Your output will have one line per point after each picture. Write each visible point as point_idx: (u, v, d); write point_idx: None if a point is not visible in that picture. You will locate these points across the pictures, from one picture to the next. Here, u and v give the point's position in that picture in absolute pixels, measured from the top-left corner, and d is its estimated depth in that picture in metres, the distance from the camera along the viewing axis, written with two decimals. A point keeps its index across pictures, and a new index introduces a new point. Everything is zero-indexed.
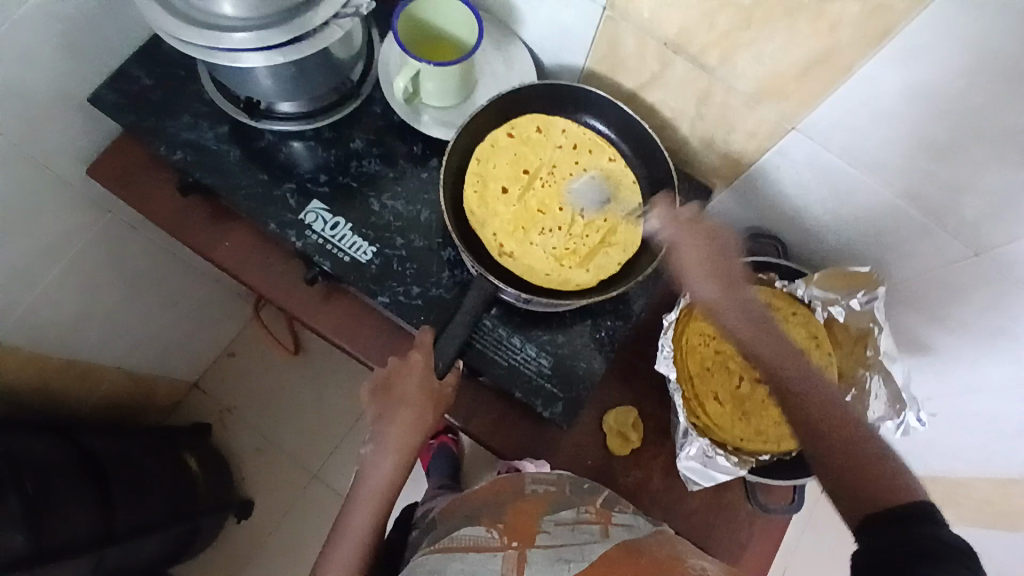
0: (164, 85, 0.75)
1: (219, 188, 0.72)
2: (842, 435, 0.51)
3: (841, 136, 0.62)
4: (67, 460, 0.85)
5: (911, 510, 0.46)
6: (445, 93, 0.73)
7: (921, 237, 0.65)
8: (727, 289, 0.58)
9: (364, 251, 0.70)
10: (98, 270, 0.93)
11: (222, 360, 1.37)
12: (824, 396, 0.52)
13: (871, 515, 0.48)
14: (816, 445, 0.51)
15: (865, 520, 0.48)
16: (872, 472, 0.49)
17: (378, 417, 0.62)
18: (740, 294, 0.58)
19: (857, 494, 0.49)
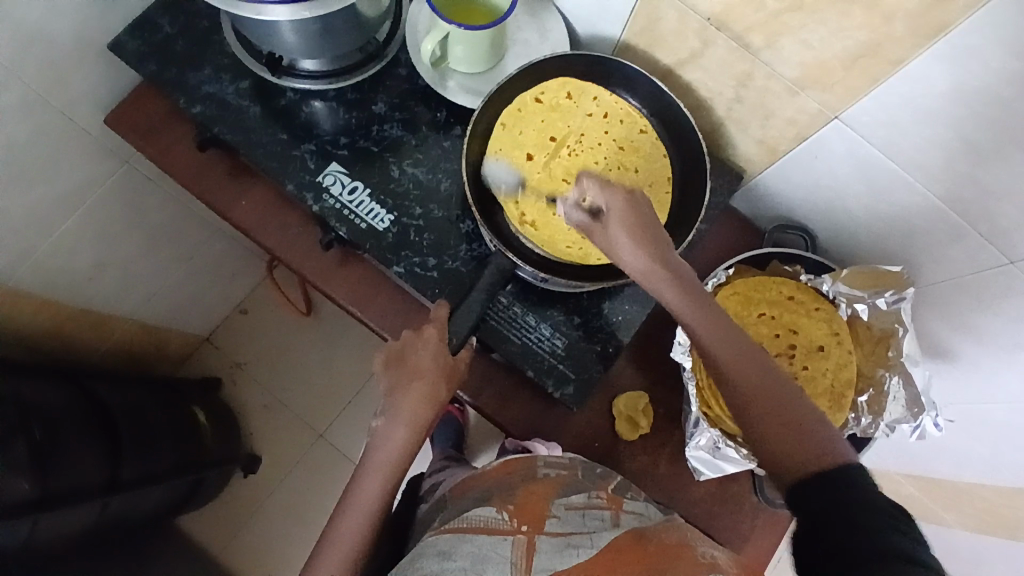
0: (186, 35, 0.73)
1: (236, 145, 0.70)
2: (773, 389, 0.51)
3: (886, 130, 0.59)
4: (75, 407, 0.86)
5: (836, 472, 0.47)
6: (474, 59, 0.71)
7: (957, 242, 0.63)
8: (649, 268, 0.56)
9: (382, 219, 0.69)
10: (113, 221, 0.92)
11: (234, 316, 1.38)
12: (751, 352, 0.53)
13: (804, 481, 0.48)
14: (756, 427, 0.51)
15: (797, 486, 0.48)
16: (797, 429, 0.49)
17: (391, 389, 0.61)
18: (662, 252, 0.57)
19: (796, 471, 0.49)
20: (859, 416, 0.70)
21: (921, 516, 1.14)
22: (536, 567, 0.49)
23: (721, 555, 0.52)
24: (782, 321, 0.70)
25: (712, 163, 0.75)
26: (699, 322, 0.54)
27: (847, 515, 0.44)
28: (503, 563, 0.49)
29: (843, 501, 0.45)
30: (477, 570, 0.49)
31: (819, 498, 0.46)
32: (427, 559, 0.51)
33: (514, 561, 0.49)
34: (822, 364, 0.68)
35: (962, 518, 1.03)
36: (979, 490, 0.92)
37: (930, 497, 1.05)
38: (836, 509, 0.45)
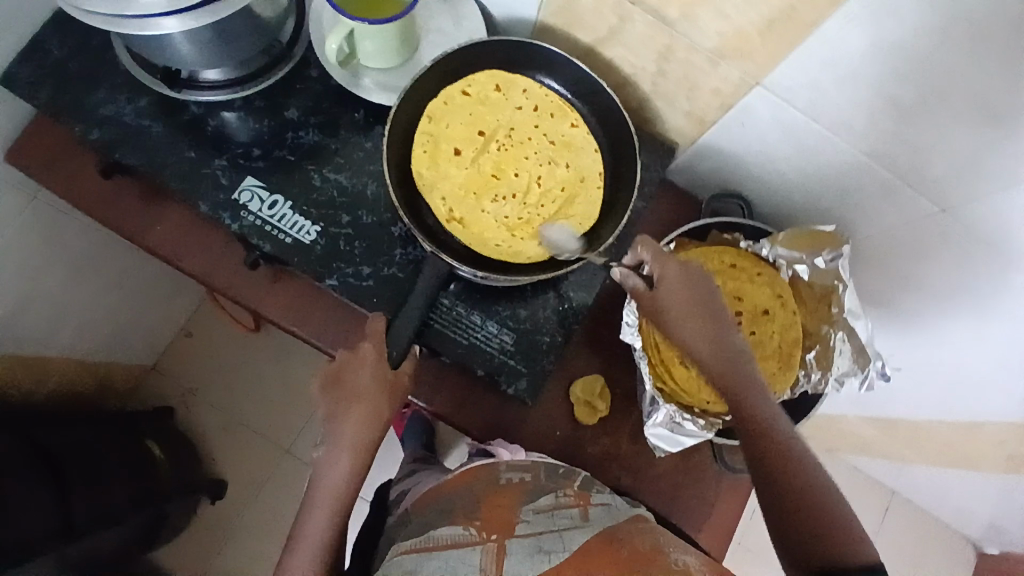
0: (73, 56, 0.68)
1: (144, 169, 0.66)
2: (796, 470, 0.52)
3: (806, 92, 0.59)
4: (21, 455, 0.81)
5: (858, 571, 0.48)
6: (386, 54, 0.68)
7: (886, 195, 0.64)
8: (706, 334, 0.57)
9: (308, 231, 0.66)
10: (30, 258, 0.86)
11: (180, 341, 1.32)
12: (771, 432, 0.53)
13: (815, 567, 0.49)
14: (776, 493, 0.52)
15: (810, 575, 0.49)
16: (815, 514, 0.50)
17: (329, 415, 0.60)
18: (719, 327, 0.57)
19: (807, 556, 0.50)
20: (810, 373, 0.71)
21: (883, 455, 1.17)
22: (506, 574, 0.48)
23: (691, 561, 0.49)
24: (727, 289, 0.70)
25: (643, 139, 0.74)
26: (709, 360, 0.57)
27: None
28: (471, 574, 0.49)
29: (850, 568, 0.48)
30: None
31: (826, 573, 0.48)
32: None
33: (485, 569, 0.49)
34: (768, 327, 0.69)
35: (918, 452, 1.07)
36: (931, 425, 0.95)
37: (888, 436, 1.08)
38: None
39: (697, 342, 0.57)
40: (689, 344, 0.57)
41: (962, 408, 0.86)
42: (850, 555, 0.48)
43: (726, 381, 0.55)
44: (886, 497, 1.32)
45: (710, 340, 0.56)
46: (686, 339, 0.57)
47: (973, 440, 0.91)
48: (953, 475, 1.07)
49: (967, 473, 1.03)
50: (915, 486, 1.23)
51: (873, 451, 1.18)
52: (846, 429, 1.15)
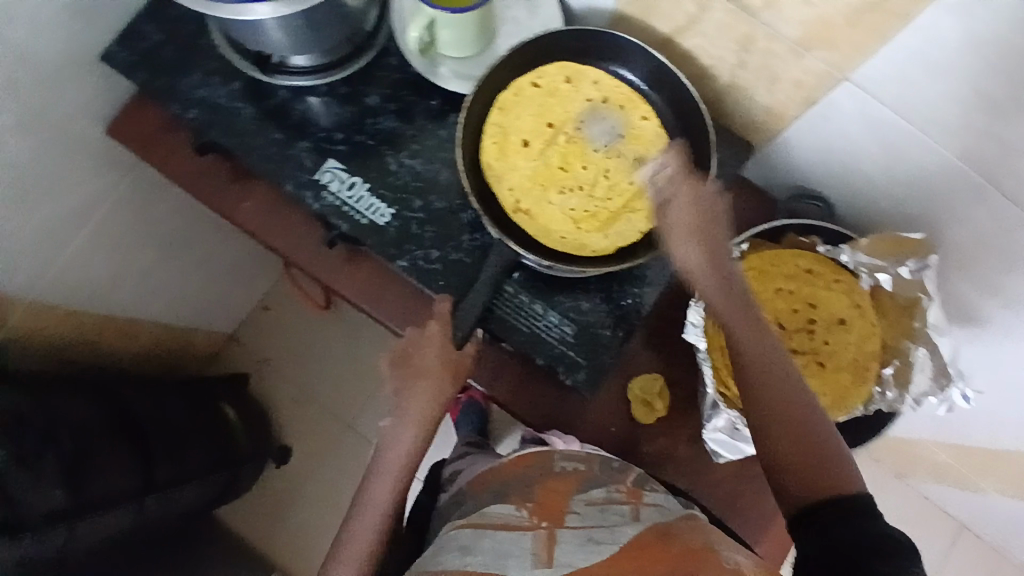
0: (174, 40, 0.73)
1: (233, 148, 0.70)
2: (795, 399, 0.51)
3: (899, 88, 0.55)
4: (102, 413, 0.89)
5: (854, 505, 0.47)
6: (463, 43, 0.69)
7: (977, 201, 0.60)
8: (709, 257, 0.56)
9: (383, 213, 0.68)
10: (128, 229, 0.94)
11: (256, 313, 1.40)
12: (776, 362, 0.52)
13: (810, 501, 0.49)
14: (773, 418, 0.51)
15: (799, 510, 0.49)
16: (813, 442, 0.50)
17: (398, 390, 0.62)
18: (717, 255, 0.56)
19: (801, 487, 0.49)
20: (885, 390, 0.66)
21: (960, 483, 1.09)
22: (557, 561, 0.48)
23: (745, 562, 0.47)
24: (800, 295, 0.67)
25: (718, 134, 0.72)
26: (710, 288, 0.55)
27: (867, 544, 0.45)
28: (524, 557, 0.49)
29: (857, 524, 0.46)
30: (498, 566, 0.48)
31: (820, 513, 0.48)
32: (448, 553, 0.52)
33: (536, 555, 0.48)
34: (844, 338, 0.67)
35: (1002, 483, 0.99)
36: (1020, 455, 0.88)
37: (970, 464, 1.00)
38: (847, 537, 0.46)
39: (712, 292, 0.55)
40: (691, 265, 0.56)
41: None
42: (852, 525, 0.46)
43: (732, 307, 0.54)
44: (954, 530, 1.23)
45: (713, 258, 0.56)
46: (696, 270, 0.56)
47: None
48: None
49: None
50: (996, 520, 1.13)
51: (949, 478, 1.10)
52: (922, 453, 1.08)
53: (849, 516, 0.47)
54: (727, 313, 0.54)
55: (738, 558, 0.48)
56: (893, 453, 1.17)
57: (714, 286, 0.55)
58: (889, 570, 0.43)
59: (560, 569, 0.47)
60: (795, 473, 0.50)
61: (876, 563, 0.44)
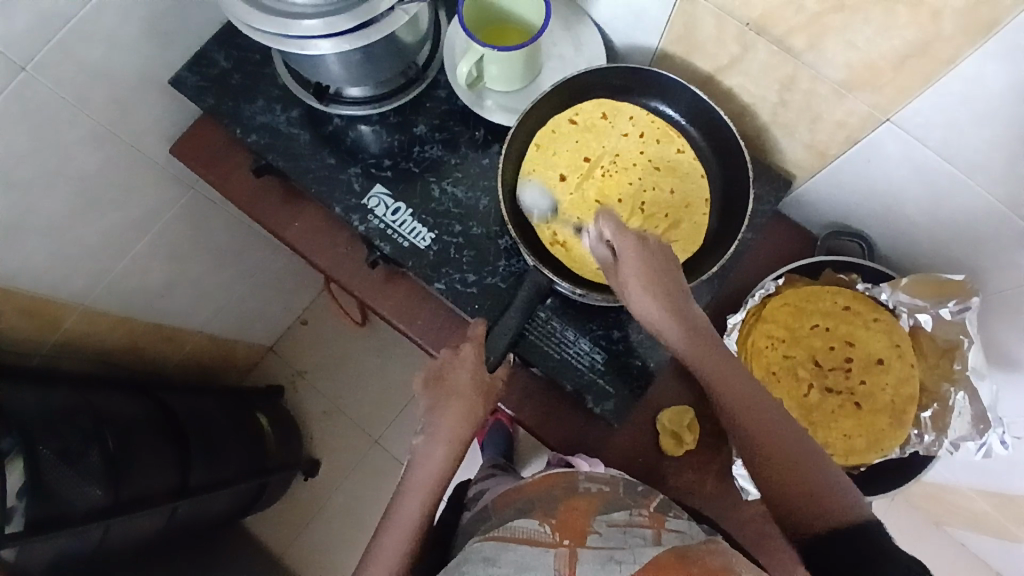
0: (240, 68, 0.78)
1: (286, 170, 0.74)
2: (777, 439, 0.52)
3: (944, 131, 0.55)
4: (148, 416, 0.93)
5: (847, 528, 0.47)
6: (510, 77, 0.71)
7: (1022, 246, 0.59)
8: (674, 309, 0.58)
9: (423, 237, 0.71)
10: (183, 242, 0.99)
11: (295, 328, 1.45)
12: (758, 412, 0.54)
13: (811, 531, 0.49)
14: (745, 454, 0.54)
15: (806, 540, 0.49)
16: (799, 473, 0.51)
17: (431, 407, 0.62)
18: (677, 303, 0.59)
19: (796, 521, 0.50)
20: (922, 433, 0.65)
21: (1002, 537, 1.04)
22: None
23: None
24: (837, 333, 0.67)
25: (757, 170, 0.73)
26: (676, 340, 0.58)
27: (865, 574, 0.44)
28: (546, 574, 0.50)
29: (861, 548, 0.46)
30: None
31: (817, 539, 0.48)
32: (472, 564, 0.52)
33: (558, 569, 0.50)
34: (881, 378, 0.65)
35: None
36: None
37: (1012, 518, 0.96)
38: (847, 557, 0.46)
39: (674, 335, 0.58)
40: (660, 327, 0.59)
41: None
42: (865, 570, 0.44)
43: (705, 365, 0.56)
44: None
45: (671, 314, 0.58)
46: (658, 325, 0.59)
47: None
48: None
49: None
50: None
51: (991, 532, 1.05)
52: (961, 503, 1.04)
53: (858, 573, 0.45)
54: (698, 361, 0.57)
55: None
56: (930, 502, 1.13)
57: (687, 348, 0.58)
58: None
59: None
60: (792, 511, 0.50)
61: None
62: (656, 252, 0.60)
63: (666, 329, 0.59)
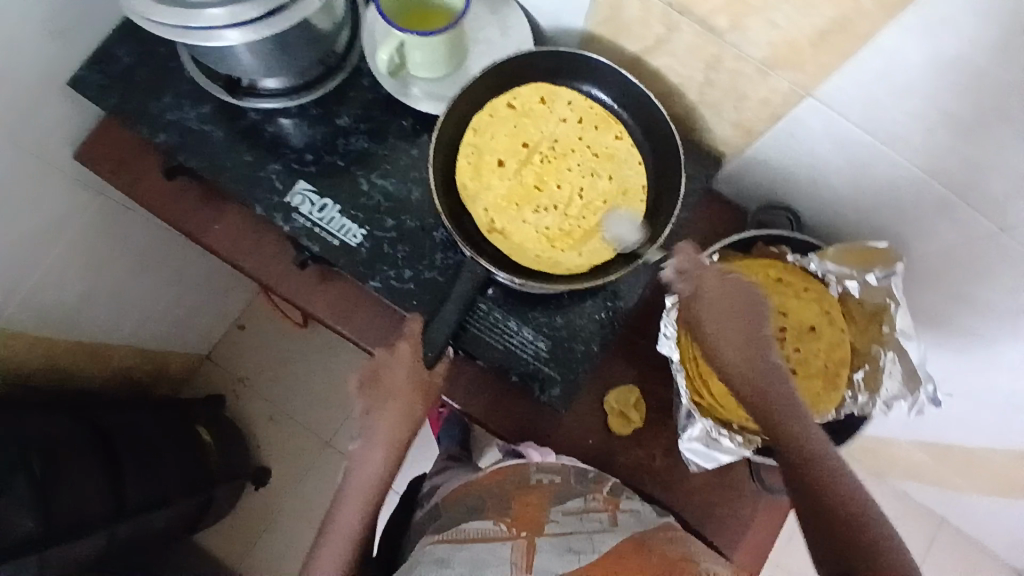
0: (143, 63, 0.72)
1: (204, 171, 0.69)
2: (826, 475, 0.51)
3: (861, 104, 0.57)
4: (77, 438, 0.88)
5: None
6: (434, 63, 0.69)
7: (942, 213, 0.61)
8: (734, 335, 0.56)
9: (354, 234, 0.68)
10: (99, 252, 0.93)
11: (232, 332, 1.38)
12: (812, 444, 0.53)
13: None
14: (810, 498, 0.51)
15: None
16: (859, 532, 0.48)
17: (366, 411, 0.61)
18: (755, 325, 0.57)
19: (845, 557, 0.48)
20: (856, 394, 0.68)
21: (932, 481, 1.12)
22: (536, 567, 0.53)
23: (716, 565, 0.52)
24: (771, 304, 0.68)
25: (687, 149, 0.74)
26: (729, 358, 0.56)
27: None
28: (503, 566, 0.53)
29: None
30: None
31: None
32: (425, 566, 0.54)
33: (515, 563, 0.53)
34: (814, 345, 0.67)
35: (971, 480, 1.01)
36: (987, 453, 0.90)
37: (940, 463, 1.02)
38: None
39: (732, 363, 0.56)
40: (716, 351, 0.57)
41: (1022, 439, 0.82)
42: None
43: (758, 388, 0.55)
44: (934, 526, 1.25)
45: (730, 338, 0.56)
46: (724, 360, 0.57)
47: None
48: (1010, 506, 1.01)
49: None
50: (966, 516, 1.16)
51: (922, 477, 1.12)
52: (895, 452, 1.10)
53: None
54: (771, 391, 0.55)
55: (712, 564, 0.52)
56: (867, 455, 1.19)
57: (755, 379, 0.55)
58: None
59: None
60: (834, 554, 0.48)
61: None
62: (719, 279, 0.58)
63: (722, 351, 0.57)
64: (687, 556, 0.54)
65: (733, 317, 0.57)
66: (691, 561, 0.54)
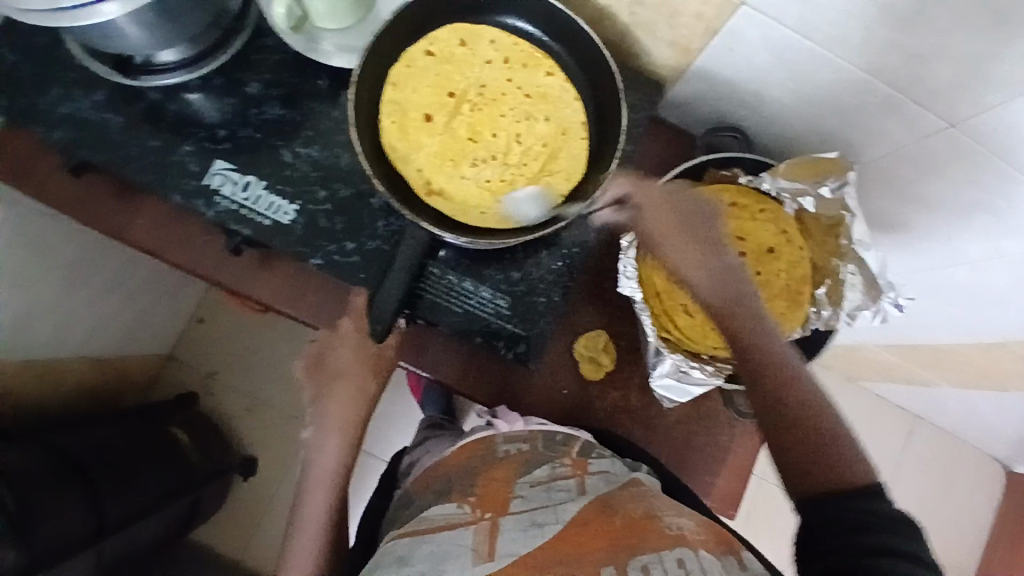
0: (22, 54, 0.65)
1: (109, 165, 0.64)
2: (784, 387, 0.56)
3: (796, 8, 0.53)
4: (38, 466, 0.84)
5: (853, 490, 0.51)
6: (341, 12, 0.63)
7: (891, 113, 0.59)
8: (695, 254, 0.60)
9: (286, 211, 0.64)
10: (22, 267, 0.87)
11: (191, 328, 1.34)
12: (770, 356, 0.57)
13: (816, 491, 0.52)
14: (777, 417, 0.56)
15: (807, 495, 0.53)
16: (812, 439, 0.54)
17: (316, 395, 0.60)
18: (727, 268, 0.60)
19: (804, 480, 0.53)
20: (821, 310, 0.67)
21: (906, 379, 1.14)
22: (499, 552, 0.47)
23: (686, 524, 0.49)
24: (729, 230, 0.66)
25: (625, 76, 0.70)
26: (696, 275, 0.60)
27: (853, 522, 0.49)
28: (464, 555, 0.47)
29: (858, 523, 0.49)
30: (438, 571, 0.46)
31: (827, 503, 0.51)
32: (385, 569, 0.49)
33: (476, 550, 0.47)
34: (775, 266, 0.66)
35: (943, 374, 1.03)
36: (955, 347, 0.92)
37: (912, 361, 1.05)
38: (832, 523, 0.50)
39: (699, 284, 0.60)
40: (693, 276, 0.60)
41: (988, 331, 0.83)
42: (860, 538, 0.48)
43: (718, 312, 0.59)
44: (911, 421, 1.29)
45: (714, 274, 0.59)
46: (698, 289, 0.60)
47: (1001, 359, 0.87)
48: (981, 394, 1.04)
49: (996, 392, 1.00)
50: (941, 408, 1.20)
51: (896, 377, 1.15)
52: (868, 356, 1.12)
53: (861, 530, 0.48)
54: (728, 306, 0.59)
55: (680, 521, 0.49)
56: (843, 362, 1.21)
57: (715, 296, 0.60)
58: (870, 543, 0.47)
59: (502, 561, 0.46)
60: (796, 476, 0.53)
61: (856, 538, 0.48)
62: (672, 196, 0.63)
63: (693, 278, 0.61)
64: (653, 513, 0.49)
65: (689, 237, 0.61)
66: (655, 518, 0.49)
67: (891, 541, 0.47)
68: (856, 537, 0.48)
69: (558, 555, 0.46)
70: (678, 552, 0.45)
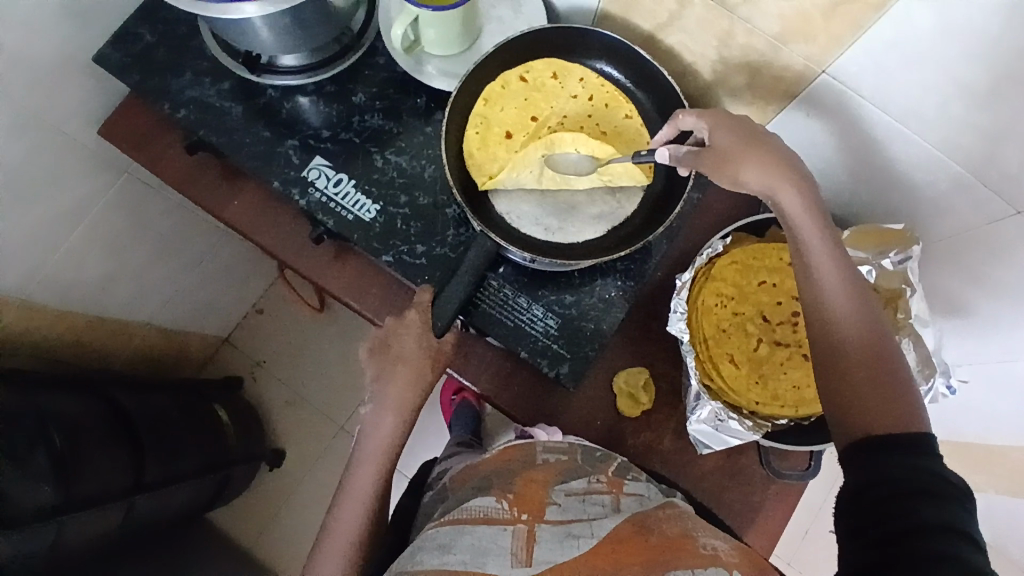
0: (165, 42, 0.74)
1: (221, 147, 0.71)
2: (850, 332, 0.50)
3: (875, 79, 0.56)
4: (96, 415, 0.89)
5: (908, 439, 0.44)
6: (449, 40, 0.70)
7: (961, 193, 0.60)
8: (774, 182, 0.54)
9: (368, 209, 0.69)
10: (119, 231, 0.95)
11: (250, 317, 1.41)
12: (844, 299, 0.51)
13: (865, 436, 0.46)
14: (832, 357, 0.50)
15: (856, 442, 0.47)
16: (880, 387, 0.47)
17: (377, 376, 0.64)
18: (812, 203, 0.54)
19: (854, 425, 0.47)
20: None
21: None
22: (537, 559, 0.47)
23: (720, 546, 0.48)
24: (783, 287, 0.68)
25: None
26: (790, 214, 0.54)
27: (917, 484, 0.42)
28: (503, 556, 0.48)
29: (913, 467, 0.43)
30: (477, 564, 0.47)
31: (877, 451, 0.45)
32: (428, 553, 0.50)
33: (514, 554, 0.47)
34: None
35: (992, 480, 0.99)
36: (1007, 450, 0.88)
37: (960, 459, 1.00)
38: (892, 475, 0.43)
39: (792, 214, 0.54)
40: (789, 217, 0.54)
41: None
42: (921, 504, 0.41)
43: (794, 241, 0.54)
44: None
45: (807, 209, 0.54)
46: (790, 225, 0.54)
47: None
48: None
49: None
50: None
51: None
52: None
53: (923, 495, 0.41)
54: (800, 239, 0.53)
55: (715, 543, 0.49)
56: None
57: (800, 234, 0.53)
58: (933, 509, 0.41)
59: (539, 567, 0.46)
60: (849, 421, 0.48)
61: (919, 506, 0.41)
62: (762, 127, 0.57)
63: (794, 216, 0.54)
64: (689, 533, 0.49)
65: (776, 165, 0.54)
66: (691, 538, 0.49)
67: (956, 515, 0.41)
68: (912, 502, 0.41)
69: (597, 568, 0.46)
70: (713, 571, 0.45)
